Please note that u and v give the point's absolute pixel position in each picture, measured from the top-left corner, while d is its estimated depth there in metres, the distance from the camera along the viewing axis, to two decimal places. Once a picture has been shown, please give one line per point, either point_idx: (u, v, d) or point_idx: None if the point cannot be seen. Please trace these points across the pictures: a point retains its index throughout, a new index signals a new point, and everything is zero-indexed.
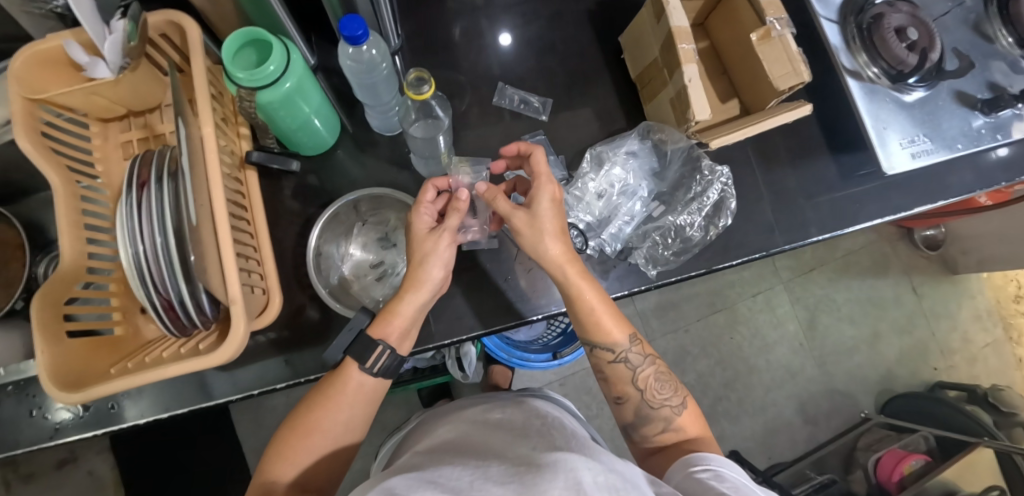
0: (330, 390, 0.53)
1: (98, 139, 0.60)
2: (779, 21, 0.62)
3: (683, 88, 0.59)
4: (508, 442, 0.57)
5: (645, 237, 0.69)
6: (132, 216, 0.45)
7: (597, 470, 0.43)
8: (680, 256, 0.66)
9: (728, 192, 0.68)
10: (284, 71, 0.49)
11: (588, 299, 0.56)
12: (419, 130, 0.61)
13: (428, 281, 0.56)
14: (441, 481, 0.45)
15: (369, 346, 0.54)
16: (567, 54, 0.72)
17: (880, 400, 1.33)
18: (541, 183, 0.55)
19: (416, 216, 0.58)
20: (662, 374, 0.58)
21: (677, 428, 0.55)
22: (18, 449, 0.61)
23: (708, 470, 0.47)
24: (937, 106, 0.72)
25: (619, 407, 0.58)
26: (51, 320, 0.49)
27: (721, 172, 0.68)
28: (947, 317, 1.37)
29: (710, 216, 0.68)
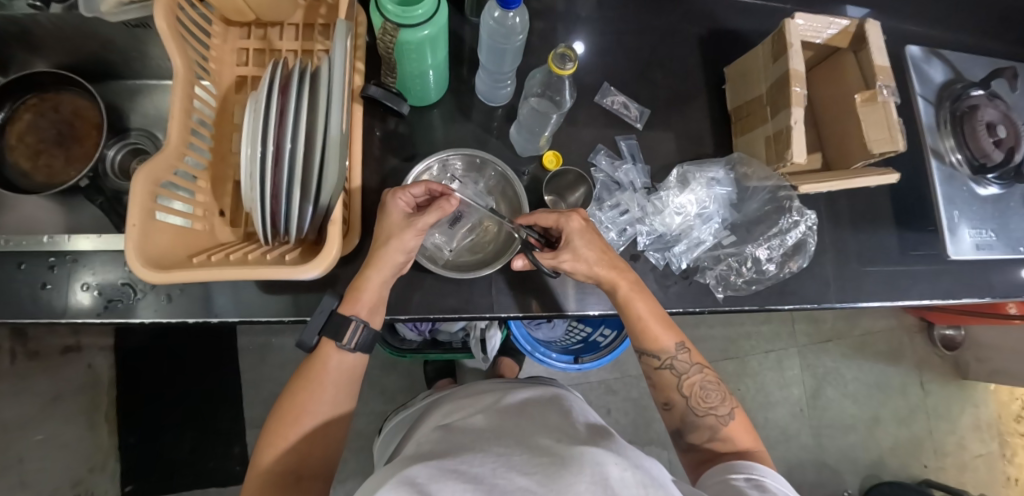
0: (309, 372, 0.55)
1: (217, 39, 0.61)
2: (886, 88, 0.65)
3: (786, 128, 0.61)
4: (528, 425, 0.57)
5: (718, 260, 0.70)
6: (272, 117, 0.46)
7: (624, 466, 0.46)
8: (751, 285, 0.68)
9: (810, 236, 0.70)
10: (428, 18, 0.50)
11: (639, 309, 0.57)
12: (541, 104, 0.64)
13: (391, 264, 0.54)
14: (464, 469, 0.47)
15: (343, 323, 0.54)
16: (671, 72, 0.74)
17: (866, 483, 1.34)
18: (566, 224, 0.56)
19: (391, 202, 0.55)
20: (724, 420, 0.55)
21: (724, 437, 0.55)
22: (63, 318, 0.60)
23: (750, 480, 0.47)
24: (1008, 206, 0.74)
25: (668, 412, 0.58)
26: (147, 197, 0.49)
27: (809, 217, 0.70)
28: (947, 419, 1.39)
29: (787, 255, 0.70)
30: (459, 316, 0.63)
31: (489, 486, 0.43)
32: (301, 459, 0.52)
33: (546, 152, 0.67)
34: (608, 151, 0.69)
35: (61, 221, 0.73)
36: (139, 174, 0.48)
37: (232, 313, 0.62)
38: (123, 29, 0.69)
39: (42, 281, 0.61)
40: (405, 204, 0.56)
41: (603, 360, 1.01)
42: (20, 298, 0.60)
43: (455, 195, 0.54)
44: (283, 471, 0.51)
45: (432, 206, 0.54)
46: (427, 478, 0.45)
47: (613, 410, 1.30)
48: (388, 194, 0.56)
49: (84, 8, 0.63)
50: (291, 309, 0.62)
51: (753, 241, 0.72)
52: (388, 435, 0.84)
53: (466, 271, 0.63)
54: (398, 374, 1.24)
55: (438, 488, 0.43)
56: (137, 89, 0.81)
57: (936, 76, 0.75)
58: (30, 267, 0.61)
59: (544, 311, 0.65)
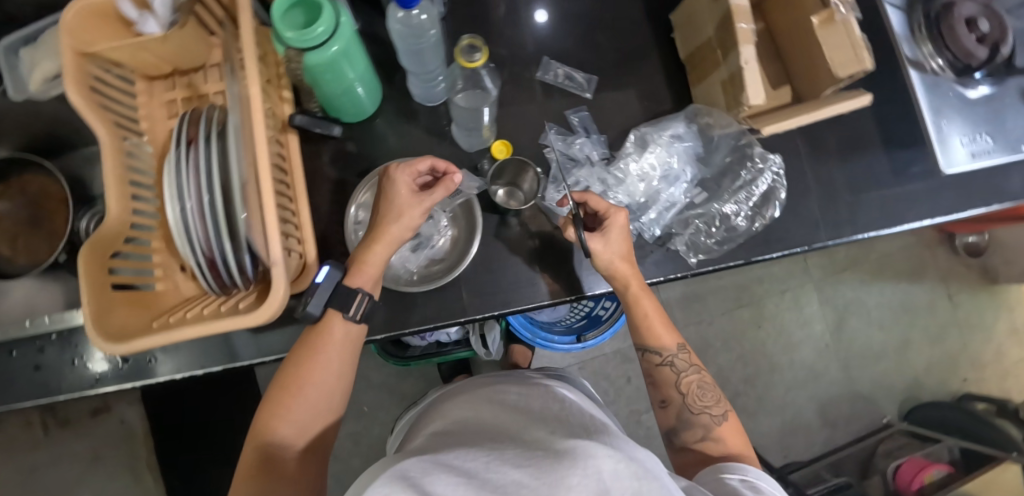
0: (312, 341, 0.51)
1: (142, 96, 0.60)
2: (844, 5, 0.59)
3: (738, 70, 0.57)
4: (527, 422, 0.54)
5: (687, 223, 0.67)
6: (186, 172, 0.45)
7: (617, 458, 0.41)
8: (724, 245, 0.65)
9: (779, 182, 0.67)
10: (332, 34, 0.48)
11: (645, 307, 0.58)
12: (466, 100, 0.61)
13: (395, 239, 0.53)
14: (458, 467, 0.43)
15: (350, 295, 0.51)
16: (615, 30, 0.70)
17: (904, 407, 1.32)
18: (615, 216, 0.57)
19: (396, 176, 0.54)
20: (719, 419, 0.54)
21: (717, 438, 0.53)
22: (59, 395, 0.62)
23: (744, 481, 0.44)
24: (1002, 104, 0.68)
25: (662, 410, 0.58)
26: (97, 272, 0.49)
27: (774, 161, 0.67)
28: (981, 329, 1.34)
29: (758, 206, 0.67)
30: (433, 327, 0.61)
31: (482, 482, 0.40)
32: (303, 434, 0.49)
33: (495, 142, 0.65)
34: (559, 127, 0.67)
35: (51, 298, 0.75)
36: (83, 252, 0.48)
37: (217, 362, 0.63)
38: (58, 102, 0.69)
39: (34, 364, 0.63)
40: (409, 177, 0.55)
41: (606, 335, 1.00)
42: (17, 383, 0.62)
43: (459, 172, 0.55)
44: (281, 445, 0.48)
45: (440, 183, 0.54)
46: (420, 471, 0.41)
47: (634, 377, 1.30)
48: (391, 167, 0.55)
49: (15, 91, 0.64)
50: (272, 348, 0.63)
51: (722, 197, 0.70)
52: (393, 437, 0.85)
53: (429, 281, 0.61)
54: (417, 378, 1.27)
55: (433, 481, 0.39)
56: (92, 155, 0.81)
57: None
58: (21, 352, 0.63)
59: (525, 303, 0.62)
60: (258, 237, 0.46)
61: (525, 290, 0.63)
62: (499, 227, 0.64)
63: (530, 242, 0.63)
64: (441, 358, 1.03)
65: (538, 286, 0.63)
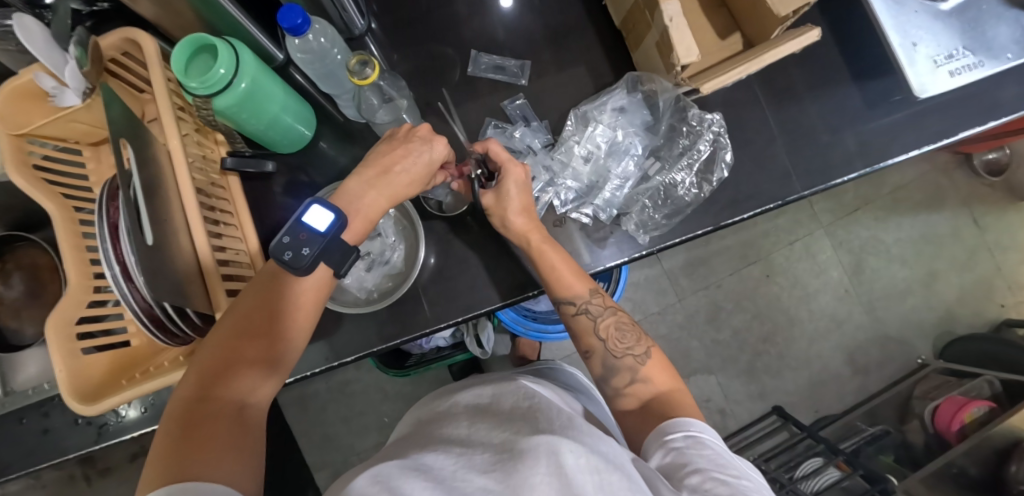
0: (265, 291, 0.47)
1: (91, 163, 0.62)
2: None
3: (665, 30, 0.53)
4: (500, 423, 0.52)
5: (634, 201, 0.65)
6: (105, 238, 0.44)
7: (580, 452, 0.39)
8: (675, 218, 0.62)
9: (722, 142, 0.63)
10: (235, 72, 0.48)
11: (550, 258, 0.56)
12: (384, 115, 0.60)
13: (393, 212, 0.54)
14: (430, 470, 0.42)
15: (349, 254, 0.50)
16: (543, 9, 0.67)
17: (939, 343, 1.25)
18: (510, 169, 0.56)
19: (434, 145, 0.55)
20: (642, 359, 0.53)
21: (644, 378, 0.52)
22: (69, 454, 0.66)
23: (689, 438, 0.44)
24: (980, 12, 0.61)
25: (588, 361, 0.57)
26: (67, 339, 0.52)
27: (712, 121, 0.63)
28: (1015, 249, 1.24)
29: (702, 173, 0.63)
30: (399, 342, 0.61)
31: (450, 486, 0.38)
32: (253, 385, 0.44)
33: None
34: (498, 121, 0.65)
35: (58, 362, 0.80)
36: (50, 324, 0.50)
37: None
38: None
39: (43, 427, 0.66)
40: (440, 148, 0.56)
41: None
42: (30, 448, 0.66)
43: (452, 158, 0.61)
44: (225, 396, 0.42)
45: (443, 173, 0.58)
46: (392, 474, 0.40)
47: None
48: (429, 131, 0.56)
49: None
50: None
51: (674, 166, 0.66)
52: None
53: (387, 296, 0.61)
54: (431, 383, 1.29)
55: (406, 486, 0.38)
56: None
57: None
58: (30, 418, 0.67)
59: (488, 304, 0.62)
60: (182, 300, 0.44)
61: (486, 291, 0.62)
62: (452, 232, 0.63)
63: (485, 242, 0.62)
64: (443, 362, 1.04)
65: (498, 285, 0.62)
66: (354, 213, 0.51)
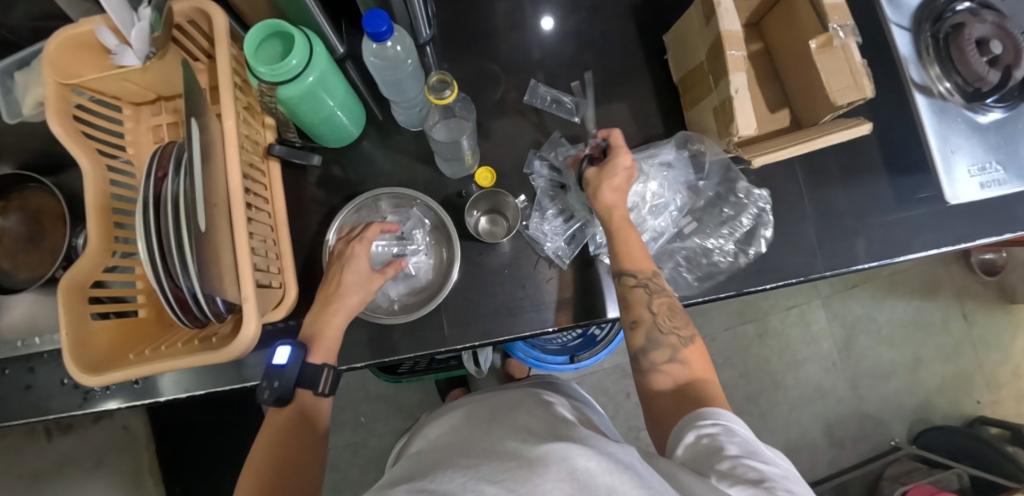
0: (277, 405, 0.52)
1: (129, 122, 0.60)
2: (843, 29, 0.57)
3: (728, 98, 0.55)
4: (511, 435, 0.52)
5: (670, 256, 0.66)
6: (149, 211, 0.43)
7: (590, 456, 0.40)
8: (703, 282, 0.64)
9: (764, 218, 0.65)
10: (306, 65, 0.47)
11: (625, 238, 0.57)
12: (441, 132, 0.59)
13: (349, 310, 0.55)
14: (435, 488, 0.40)
15: (317, 372, 0.52)
16: (606, 52, 0.68)
17: (914, 429, 1.28)
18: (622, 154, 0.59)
19: (353, 251, 0.57)
20: (684, 341, 0.53)
21: (682, 360, 0.52)
22: (48, 415, 0.63)
23: (717, 425, 0.43)
24: (1017, 130, 0.63)
25: (631, 332, 0.55)
26: (77, 303, 0.50)
27: (760, 196, 0.66)
28: (998, 349, 1.29)
29: (742, 242, 0.65)
30: (414, 357, 0.60)
31: None
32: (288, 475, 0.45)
33: (478, 169, 0.64)
34: (542, 154, 0.66)
35: None
36: (63, 285, 0.48)
37: (201, 385, 0.64)
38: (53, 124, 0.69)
39: (26, 382, 0.64)
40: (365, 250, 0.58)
41: (600, 356, 1.00)
42: (9, 402, 0.63)
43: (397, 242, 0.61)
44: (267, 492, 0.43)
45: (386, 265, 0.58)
46: None
47: (633, 393, 1.29)
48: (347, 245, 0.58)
49: (7, 114, 0.65)
50: (254, 373, 0.63)
51: (706, 230, 0.67)
52: None
53: (411, 310, 0.61)
54: (414, 389, 1.28)
55: None
56: None
57: None
58: (13, 371, 0.64)
59: (505, 333, 0.61)
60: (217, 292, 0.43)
61: (506, 319, 0.62)
62: (483, 255, 0.63)
63: (514, 270, 0.63)
64: (435, 373, 1.03)
65: (519, 315, 0.62)
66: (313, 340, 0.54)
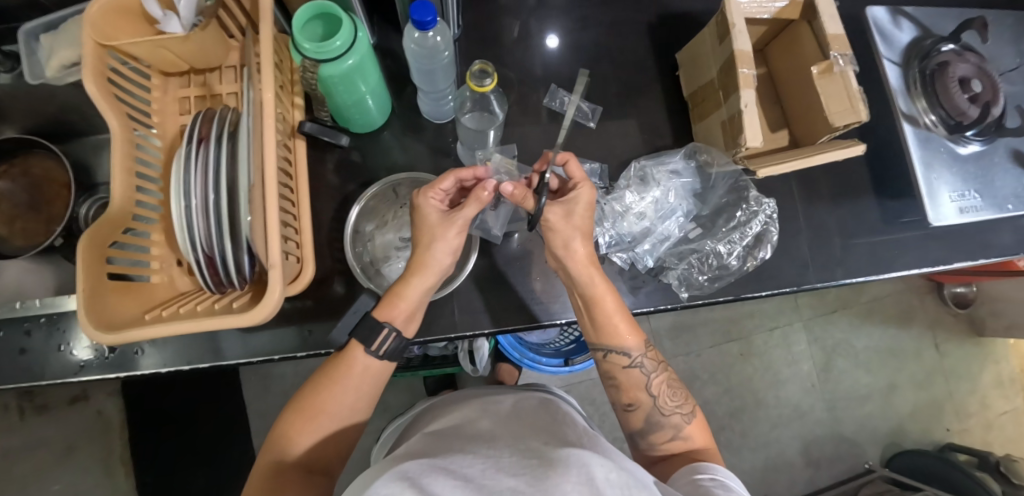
0: (334, 371, 0.55)
1: (156, 91, 0.61)
2: (843, 57, 0.62)
3: (737, 112, 0.59)
4: (524, 437, 0.53)
5: (682, 258, 0.68)
6: (194, 170, 0.46)
7: (609, 467, 0.41)
8: (715, 282, 0.66)
9: (771, 225, 0.68)
10: (348, 48, 0.49)
11: (609, 309, 0.57)
12: (472, 121, 0.62)
13: (434, 265, 0.56)
14: (455, 469, 0.42)
15: (374, 329, 0.55)
16: (622, 64, 0.73)
17: (887, 453, 1.32)
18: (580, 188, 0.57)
19: (422, 201, 0.57)
20: (688, 418, 0.57)
21: (686, 436, 0.56)
22: (42, 380, 0.62)
23: (714, 479, 0.47)
24: (992, 163, 0.69)
25: (628, 414, 0.58)
26: (94, 260, 0.50)
27: (768, 204, 0.69)
28: (966, 379, 1.36)
29: (749, 248, 0.68)
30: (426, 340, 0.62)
31: (478, 485, 0.38)
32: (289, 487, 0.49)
33: None
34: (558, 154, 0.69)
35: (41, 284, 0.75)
36: (84, 239, 0.48)
37: (204, 359, 0.63)
38: (72, 89, 0.69)
39: (20, 346, 0.62)
40: (437, 200, 0.58)
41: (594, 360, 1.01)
42: (1, 364, 0.62)
43: (492, 181, 0.56)
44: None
45: (470, 196, 0.56)
46: (419, 472, 0.40)
47: (619, 404, 1.30)
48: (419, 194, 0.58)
49: (29, 75, 0.65)
50: (258, 350, 0.63)
51: (715, 236, 0.71)
52: (382, 444, 0.90)
53: (430, 291, 0.64)
54: (401, 389, 1.27)
55: (432, 484, 0.37)
56: (102, 144, 0.82)
57: (901, 35, 0.70)
58: (7, 333, 0.62)
59: (515, 322, 0.63)
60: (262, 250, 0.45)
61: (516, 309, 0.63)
62: (497, 247, 0.66)
63: (524, 263, 0.65)
64: (428, 370, 1.03)
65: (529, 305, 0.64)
66: (393, 295, 0.56)
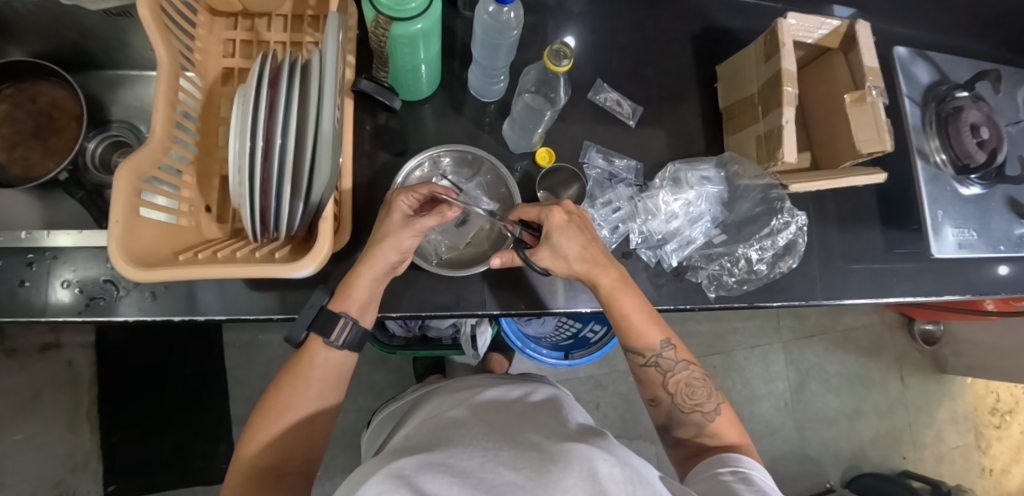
0: (296, 367, 0.53)
1: (203, 29, 0.59)
2: (875, 89, 0.65)
3: (777, 127, 0.62)
4: (527, 429, 0.52)
5: (712, 260, 0.72)
6: (261, 112, 0.44)
7: (613, 462, 0.40)
8: (743, 285, 0.70)
9: (800, 236, 0.72)
10: (422, 12, 0.49)
11: (624, 303, 0.57)
12: (536, 100, 0.67)
13: (384, 266, 0.53)
14: (451, 464, 0.41)
15: (332, 318, 0.52)
16: (665, 69, 0.75)
17: (847, 474, 1.39)
18: (548, 220, 0.55)
19: (393, 201, 0.54)
20: (711, 415, 0.56)
21: (711, 433, 0.56)
22: (42, 317, 0.58)
23: (736, 473, 0.49)
24: (990, 205, 0.75)
25: (653, 408, 0.60)
26: (130, 193, 0.47)
27: (799, 218, 0.72)
28: (925, 412, 1.45)
29: (776, 257, 0.72)
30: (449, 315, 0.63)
31: (475, 481, 0.38)
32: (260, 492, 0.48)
33: (540, 149, 0.68)
34: (599, 146, 0.71)
35: (33, 217, 0.70)
36: (123, 170, 0.46)
37: (219, 311, 0.61)
38: (102, 17, 0.65)
39: (20, 278, 0.59)
40: (407, 205, 0.55)
41: (593, 356, 1.03)
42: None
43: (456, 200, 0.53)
44: None
45: (434, 211, 0.53)
46: (414, 470, 0.39)
47: (603, 405, 1.33)
48: (393, 193, 0.55)
49: None
50: (277, 307, 0.61)
51: (744, 241, 0.74)
52: (377, 428, 0.88)
53: (465, 266, 0.65)
54: (387, 371, 1.25)
55: (426, 480, 0.37)
56: (117, 79, 0.78)
57: (922, 77, 0.75)
58: (7, 263, 0.59)
59: (540, 308, 0.66)
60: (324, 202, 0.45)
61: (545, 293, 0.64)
62: None
63: None
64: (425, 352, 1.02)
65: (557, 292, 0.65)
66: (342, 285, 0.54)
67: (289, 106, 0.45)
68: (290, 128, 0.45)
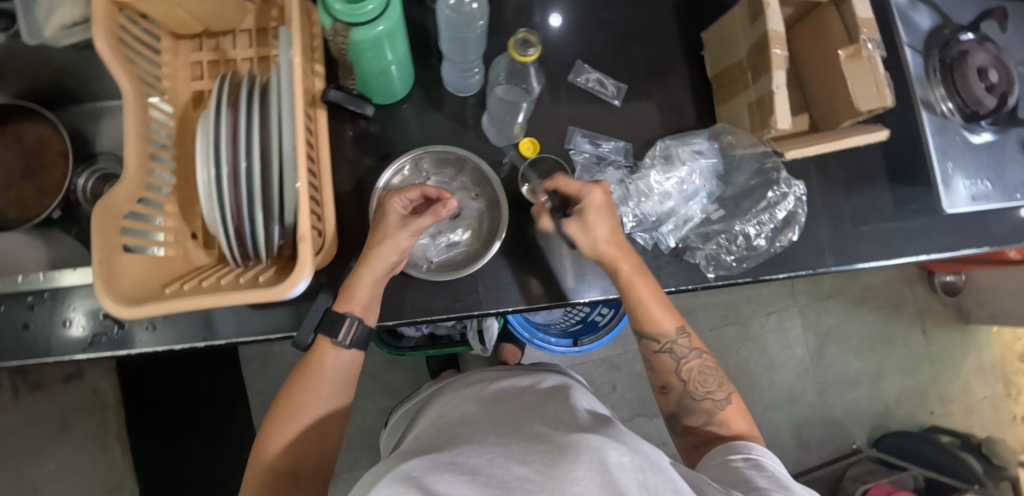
0: (304, 374, 0.53)
1: (168, 54, 0.58)
2: (871, 42, 0.62)
3: (768, 93, 0.59)
4: (533, 422, 0.51)
5: (708, 238, 0.70)
6: (224, 135, 0.44)
7: (622, 450, 0.39)
8: (742, 263, 0.68)
9: (800, 207, 0.70)
10: (380, 14, 0.47)
11: (639, 290, 0.58)
12: (507, 91, 0.64)
13: (383, 267, 0.54)
14: (461, 462, 0.40)
15: (339, 318, 0.52)
16: (648, 42, 0.72)
17: (873, 435, 1.38)
18: (589, 196, 0.57)
19: (386, 204, 0.56)
20: (720, 403, 0.56)
21: (721, 421, 0.55)
22: (49, 357, 0.59)
23: (748, 460, 0.48)
24: (1003, 151, 0.71)
25: (662, 397, 0.59)
26: (110, 231, 0.47)
27: (797, 187, 0.70)
28: (951, 365, 1.41)
29: (777, 230, 0.69)
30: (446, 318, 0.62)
31: (486, 477, 0.37)
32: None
33: (523, 139, 0.67)
34: (585, 131, 0.68)
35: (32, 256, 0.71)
36: (99, 209, 0.45)
37: (219, 335, 0.61)
38: (72, 51, 0.65)
39: (24, 321, 0.60)
40: (400, 205, 0.57)
41: (603, 340, 1.03)
42: (6, 340, 0.59)
43: (450, 199, 0.57)
44: None
45: (429, 210, 0.55)
46: (423, 470, 0.39)
47: (620, 385, 1.32)
48: (385, 196, 0.57)
49: (28, 37, 0.60)
50: (275, 326, 0.61)
51: (743, 216, 0.72)
52: (393, 428, 0.90)
53: (454, 270, 0.64)
54: (402, 370, 1.26)
55: (438, 480, 0.36)
56: (99, 111, 0.78)
57: (923, 22, 0.71)
58: (9, 307, 0.59)
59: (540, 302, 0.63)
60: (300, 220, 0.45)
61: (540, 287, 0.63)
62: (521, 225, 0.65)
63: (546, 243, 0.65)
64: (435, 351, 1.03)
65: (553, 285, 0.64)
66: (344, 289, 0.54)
67: (252, 126, 0.44)
68: (255, 149, 0.44)
